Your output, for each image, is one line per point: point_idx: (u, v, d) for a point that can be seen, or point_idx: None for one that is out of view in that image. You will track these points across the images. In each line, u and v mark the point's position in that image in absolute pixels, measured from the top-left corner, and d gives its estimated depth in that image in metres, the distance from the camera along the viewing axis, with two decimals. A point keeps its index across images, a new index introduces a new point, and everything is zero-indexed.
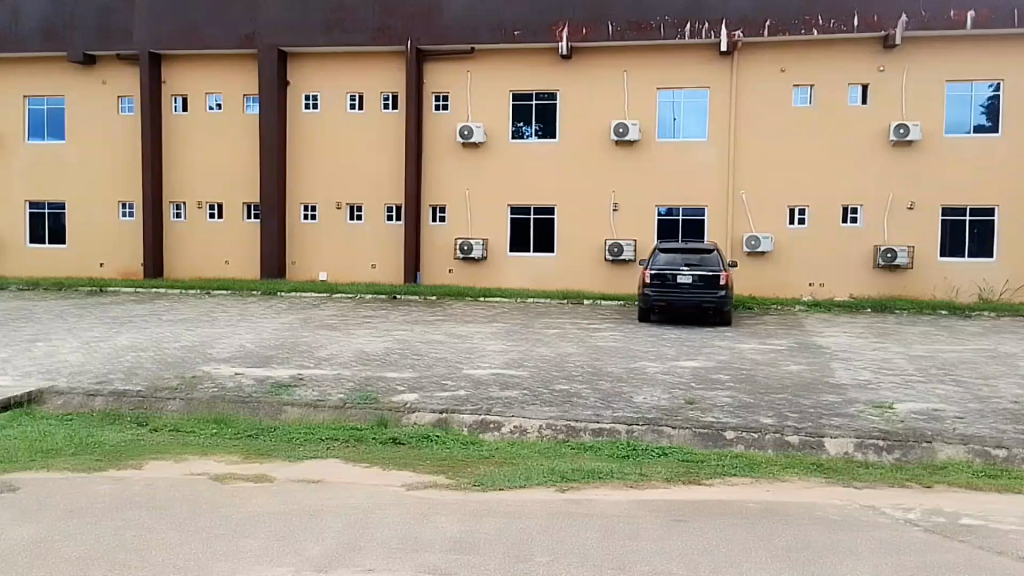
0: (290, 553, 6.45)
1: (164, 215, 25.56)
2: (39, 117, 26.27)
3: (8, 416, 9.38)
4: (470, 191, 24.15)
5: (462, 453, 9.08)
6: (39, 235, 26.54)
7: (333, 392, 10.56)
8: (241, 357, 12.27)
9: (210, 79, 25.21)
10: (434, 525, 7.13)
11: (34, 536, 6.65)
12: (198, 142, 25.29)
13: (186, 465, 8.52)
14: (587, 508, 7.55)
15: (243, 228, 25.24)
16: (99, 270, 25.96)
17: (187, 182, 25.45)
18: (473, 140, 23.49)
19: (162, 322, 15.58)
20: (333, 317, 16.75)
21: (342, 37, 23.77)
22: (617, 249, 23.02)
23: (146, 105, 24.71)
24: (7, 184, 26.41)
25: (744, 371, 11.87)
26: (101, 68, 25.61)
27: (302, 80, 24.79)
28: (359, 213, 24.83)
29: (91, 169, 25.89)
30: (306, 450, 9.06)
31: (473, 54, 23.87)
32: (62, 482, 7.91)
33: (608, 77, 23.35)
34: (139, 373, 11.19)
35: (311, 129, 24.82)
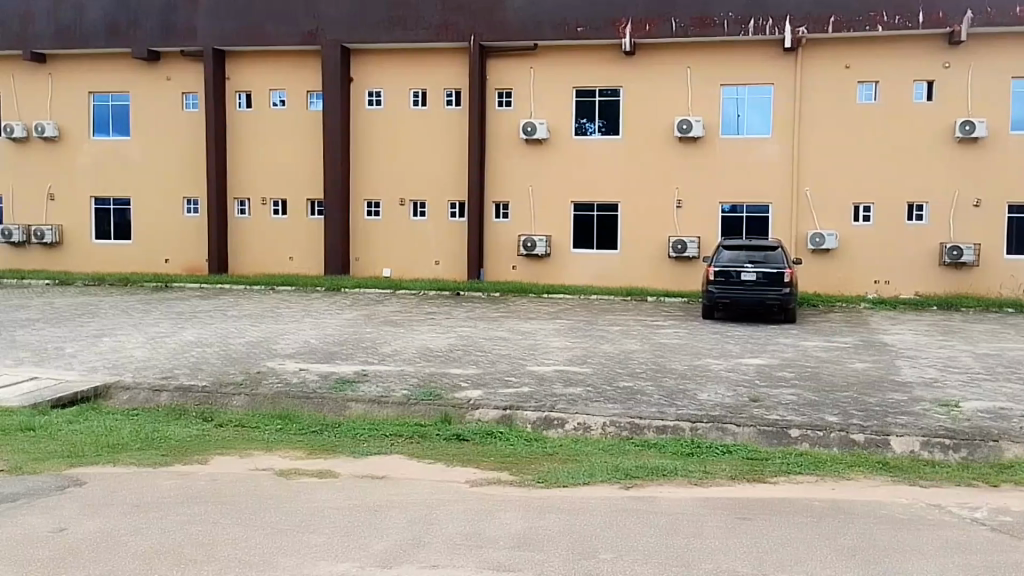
0: (355, 548, 6.44)
1: (229, 211, 25.71)
2: (104, 113, 26.44)
3: (76, 411, 9.49)
4: (533, 186, 24.19)
5: (527, 450, 9.03)
6: (104, 230, 26.69)
7: (397, 388, 10.56)
8: (306, 353, 12.28)
9: (271, 76, 25.28)
10: (499, 521, 7.11)
11: (102, 530, 6.68)
12: (261, 139, 25.40)
13: (253, 460, 8.51)
14: (652, 506, 7.47)
15: (307, 224, 25.35)
16: (164, 266, 26.16)
17: (251, 179, 25.59)
18: (536, 136, 23.56)
19: (225, 318, 15.62)
20: (397, 313, 16.75)
21: (405, 34, 23.77)
22: (681, 246, 23.02)
23: (211, 100, 24.81)
24: (72, 179, 26.56)
25: (808, 369, 11.80)
26: (164, 65, 25.75)
27: (366, 76, 24.84)
28: (422, 210, 24.87)
29: (154, 165, 26.03)
30: (370, 446, 9.01)
31: (535, 51, 23.86)
32: (130, 477, 7.92)
33: (669, 74, 23.33)
34: (204, 369, 11.23)
35: (374, 126, 24.87)
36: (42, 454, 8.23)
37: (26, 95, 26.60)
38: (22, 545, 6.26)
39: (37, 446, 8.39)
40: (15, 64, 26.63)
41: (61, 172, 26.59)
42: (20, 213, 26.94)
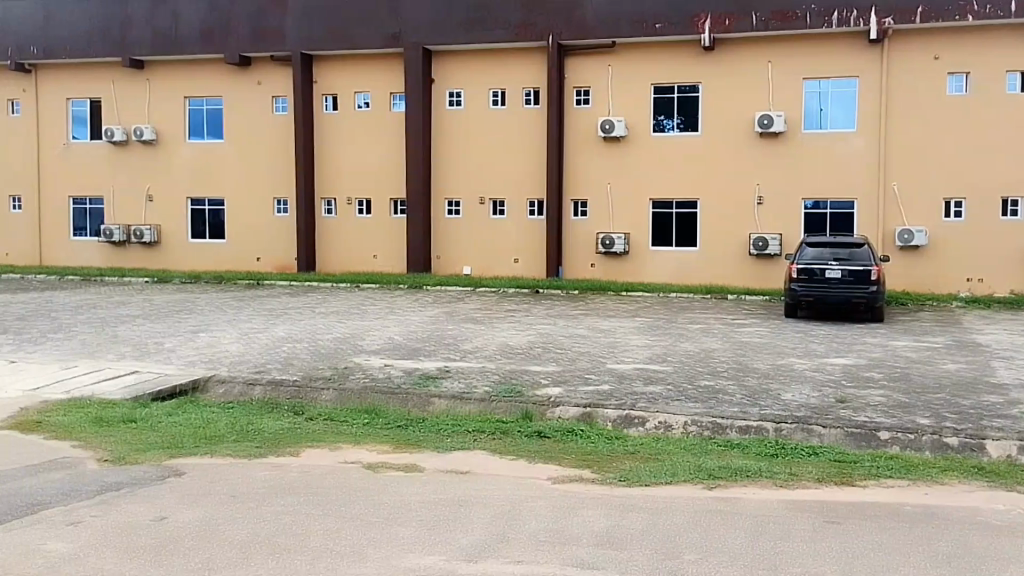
0: (442, 542, 6.54)
1: (317, 210, 26.37)
2: (198, 117, 27.47)
3: (176, 403, 9.91)
4: (612, 184, 24.19)
5: (608, 448, 9.00)
6: (199, 230, 27.71)
7: (479, 384, 10.66)
8: (390, 350, 12.49)
9: (354, 79, 25.91)
10: (582, 518, 7.11)
11: (202, 519, 6.94)
12: (344, 140, 26.03)
13: (342, 453, 8.69)
14: (738, 507, 7.36)
15: (390, 223, 25.88)
16: (256, 264, 26.97)
17: (336, 180, 26.21)
18: (614, 134, 23.57)
19: (313, 314, 16.02)
20: (479, 311, 16.93)
21: (484, 35, 24.09)
22: (762, 243, 22.70)
23: (299, 103, 25.57)
24: (169, 181, 27.68)
25: (898, 370, 11.47)
26: (254, 70, 26.62)
27: (447, 77, 25.20)
28: (501, 208, 25.11)
29: (243, 167, 26.94)
30: (454, 441, 9.10)
31: (613, 49, 23.91)
32: (226, 469, 8.13)
33: (748, 69, 23.05)
34: (294, 364, 11.53)
35: (453, 126, 25.23)
36: (144, 444, 8.58)
37: (124, 101, 27.80)
38: (127, 532, 6.58)
39: (140, 437, 8.75)
40: (114, 71, 27.87)
41: (156, 175, 27.73)
42: (121, 213, 28.16)
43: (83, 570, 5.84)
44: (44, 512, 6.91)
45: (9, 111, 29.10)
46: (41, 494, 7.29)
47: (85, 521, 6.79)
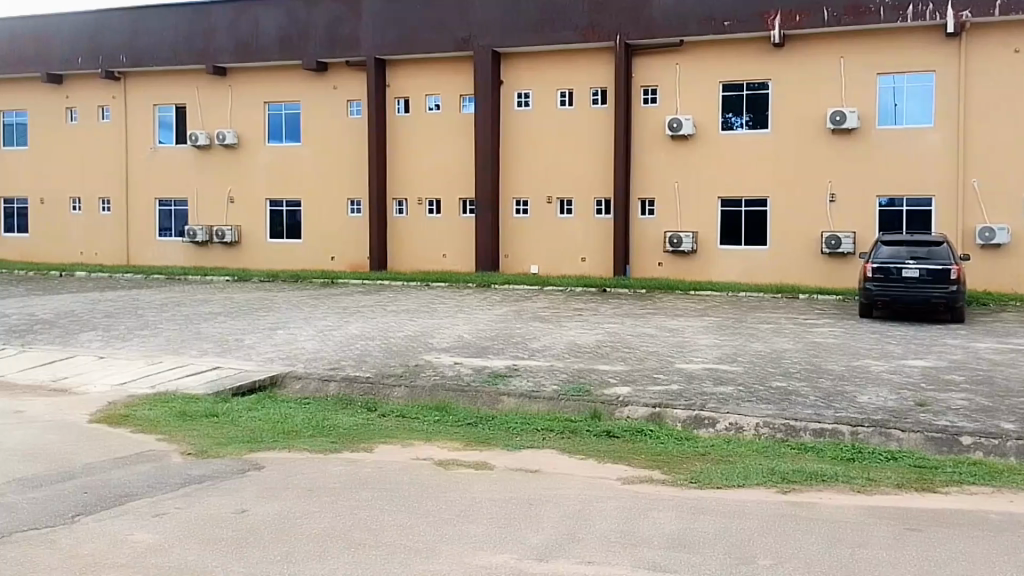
0: (511, 540, 6.55)
1: (389, 211, 26.95)
2: (277, 122, 28.36)
3: (254, 399, 10.22)
4: (680, 183, 24.10)
5: (678, 449, 8.89)
6: (277, 231, 28.53)
7: (547, 383, 10.67)
8: (460, 348, 12.63)
9: (423, 82, 26.48)
10: (653, 520, 7.03)
11: (283, 512, 7.11)
12: (414, 142, 26.56)
13: (414, 449, 8.79)
14: (813, 513, 7.16)
15: (459, 223, 26.30)
16: (330, 263, 27.69)
17: (406, 181, 26.74)
18: (682, 132, 23.51)
19: (385, 312, 16.30)
20: (546, 309, 17.01)
21: (551, 37, 24.36)
22: (835, 241, 22.35)
23: (374, 107, 26.26)
24: (250, 183, 28.60)
25: (981, 372, 11.05)
26: (331, 75, 27.45)
27: (516, 78, 25.53)
28: (569, 207, 25.23)
29: (318, 169, 27.73)
30: (524, 439, 9.12)
31: (681, 47, 23.88)
32: (303, 463, 8.31)
33: (817, 65, 22.76)
34: (367, 361, 11.75)
35: (521, 127, 25.50)
36: (225, 438, 8.82)
37: (208, 106, 28.94)
38: (210, 524, 6.79)
39: (221, 431, 9.01)
40: (197, 78, 29.07)
41: (238, 177, 28.70)
42: (205, 214, 29.23)
43: (168, 561, 6.04)
44: (130, 503, 7.18)
45: (99, 117, 30.53)
46: (129, 485, 7.58)
47: (169, 513, 7.02)
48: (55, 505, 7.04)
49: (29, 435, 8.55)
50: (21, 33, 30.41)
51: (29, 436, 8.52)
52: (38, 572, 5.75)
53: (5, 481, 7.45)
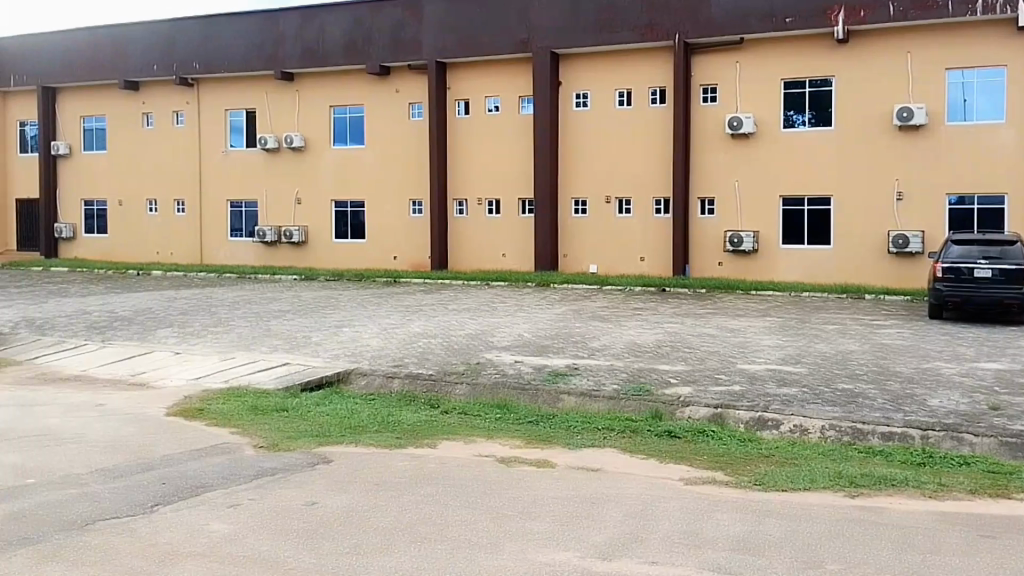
0: (573, 538, 6.56)
1: (449, 211, 27.34)
2: (342, 125, 29.04)
3: (322, 394, 10.49)
4: (741, 182, 23.94)
5: (742, 450, 8.78)
6: (342, 231, 29.21)
7: (607, 383, 10.67)
8: (521, 347, 12.72)
9: (482, 84, 26.82)
10: (716, 522, 6.94)
11: (352, 505, 7.26)
12: (473, 144, 26.91)
13: (476, 446, 8.88)
14: (882, 517, 6.98)
15: (518, 223, 26.55)
16: (393, 263, 28.24)
17: (466, 183, 27.09)
18: (743, 130, 23.35)
19: (445, 311, 16.50)
20: (605, 309, 17.01)
21: (610, 37, 24.46)
22: (902, 240, 21.97)
23: (435, 109, 26.67)
24: (316, 185, 29.36)
25: None
26: (394, 79, 28.01)
27: (574, 79, 25.68)
28: (628, 206, 25.25)
29: (381, 171, 28.32)
30: (585, 438, 9.13)
31: (742, 45, 23.74)
32: (370, 457, 8.48)
33: (881, 62, 22.42)
34: (429, 358, 11.93)
35: (579, 127, 25.62)
36: (295, 432, 9.06)
37: (276, 110, 29.80)
38: (282, 515, 6.97)
39: (291, 426, 9.24)
40: (266, 84, 29.98)
41: (306, 179, 29.47)
42: (273, 215, 30.06)
43: (241, 551, 6.22)
44: (206, 494, 7.43)
45: (174, 123, 31.67)
46: (205, 477, 7.84)
47: (243, 504, 7.23)
48: (137, 494, 7.34)
49: (111, 427, 8.93)
50: (99, 43, 31.80)
51: (111, 428, 8.90)
52: (121, 558, 6.00)
53: (88, 471, 7.80)
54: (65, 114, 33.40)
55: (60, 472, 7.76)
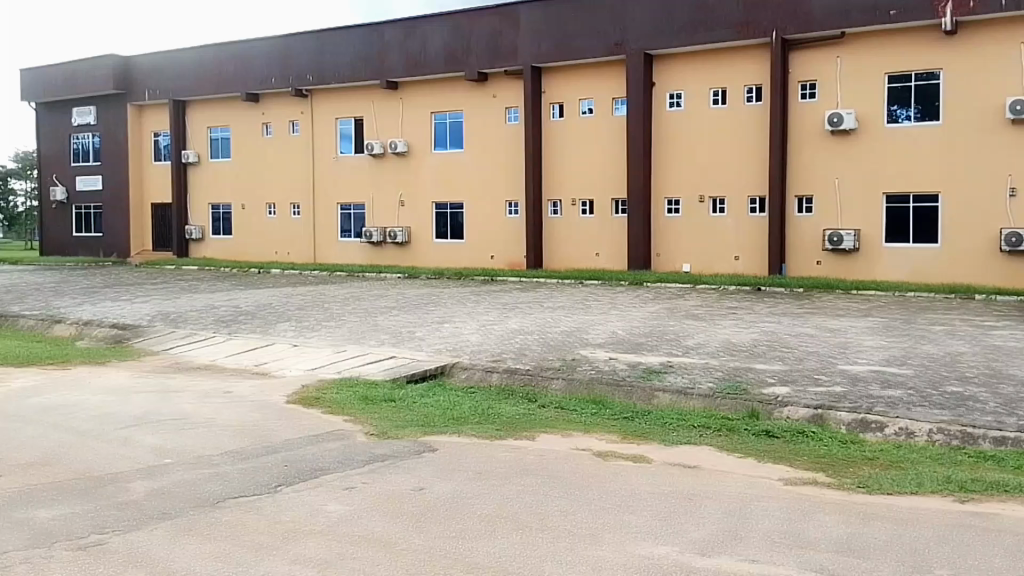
0: (673, 534, 6.66)
1: (544, 212, 27.95)
2: (443, 130, 30.16)
3: (428, 385, 11.06)
4: (841, 180, 23.33)
5: (843, 451, 8.64)
6: (442, 231, 30.44)
7: (702, 381, 10.75)
8: (616, 343, 12.93)
9: (576, 87, 27.26)
10: (818, 523, 6.85)
11: (458, 492, 7.65)
12: (567, 146, 27.44)
13: (573, 440, 9.14)
14: (996, 524, 6.72)
15: (614, 223, 26.80)
16: (490, 262, 29.15)
17: (562, 184, 27.62)
18: (843, 127, 22.73)
19: (541, 308, 16.91)
20: (699, 308, 16.86)
21: (705, 36, 24.27)
22: (1016, 239, 20.90)
23: (530, 112, 27.36)
24: (418, 189, 30.72)
25: None
26: (491, 84, 28.76)
27: (668, 79, 25.71)
28: (722, 206, 25.08)
29: (478, 173, 29.33)
30: (680, 435, 9.20)
31: (842, 40, 23.09)
32: (473, 446, 8.90)
33: (993, 53, 21.34)
34: (527, 354, 12.31)
35: (673, 126, 25.64)
36: (403, 421, 9.57)
37: (382, 117, 31.26)
38: (394, 499, 7.42)
39: (398, 415, 9.78)
40: (370, 92, 31.48)
41: (410, 183, 30.87)
42: (380, 217, 31.63)
43: (357, 530, 6.69)
44: (324, 477, 7.98)
45: (289, 131, 33.60)
46: (323, 460, 8.42)
47: (356, 487, 7.74)
48: (260, 475, 7.98)
49: (239, 413, 9.70)
50: (222, 58, 34.21)
51: (238, 413, 9.68)
52: (250, 534, 6.57)
53: (219, 453, 8.52)
54: (194, 125, 36.09)
55: (194, 453, 8.51)
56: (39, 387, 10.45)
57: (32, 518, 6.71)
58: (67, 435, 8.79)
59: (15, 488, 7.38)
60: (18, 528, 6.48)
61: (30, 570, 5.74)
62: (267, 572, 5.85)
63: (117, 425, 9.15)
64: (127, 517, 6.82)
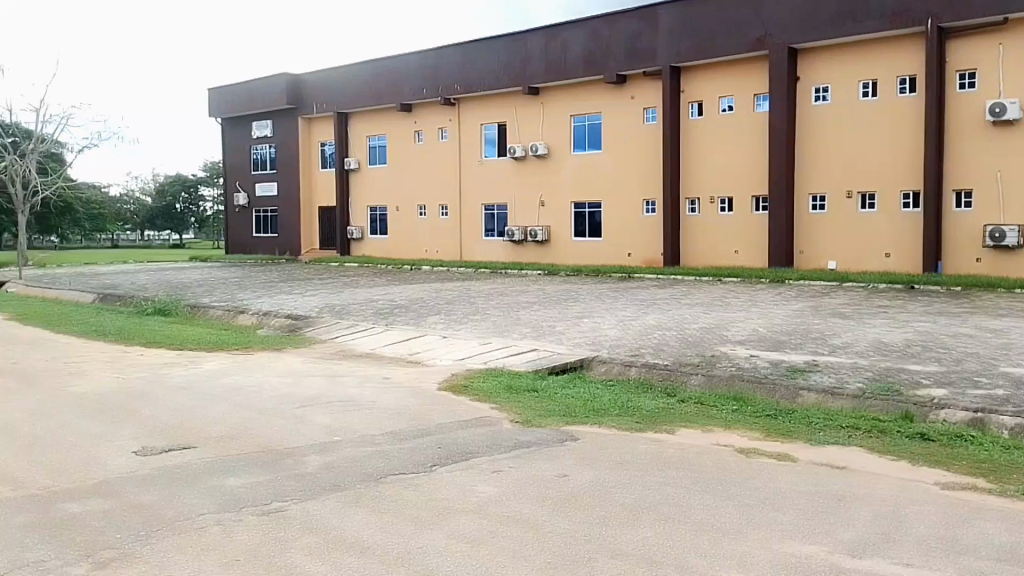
0: (821, 533, 6.53)
1: (681, 210, 28.61)
2: (581, 132, 31.60)
3: (569, 376, 11.57)
4: (1004, 173, 22.24)
5: (1007, 457, 8.17)
6: (580, 230, 31.92)
7: (851, 381, 10.54)
8: (757, 341, 12.87)
9: (716, 85, 27.61)
10: (979, 530, 6.55)
11: (600, 480, 7.90)
12: (705, 144, 27.90)
13: (714, 436, 9.21)
14: None
15: (754, 221, 26.88)
16: (626, 259, 30.14)
17: (700, 181, 28.12)
18: (1006, 117, 21.78)
19: (678, 305, 17.08)
20: (846, 306, 16.39)
21: (855, 27, 23.84)
22: None
23: (668, 112, 28.04)
24: (557, 189, 32.31)
25: None
26: (629, 86, 29.76)
27: (813, 73, 25.49)
28: (871, 201, 24.57)
29: (614, 173, 30.46)
30: (828, 436, 9.06)
31: (1006, 25, 22.08)
32: (613, 437, 9.22)
33: None
34: (665, 349, 12.53)
35: (817, 121, 25.44)
36: (547, 410, 10.08)
37: (522, 122, 33.16)
38: (540, 483, 7.81)
39: (541, 405, 10.29)
40: (511, 99, 33.51)
41: (548, 183, 32.54)
42: (521, 218, 33.60)
43: (505, 511, 7.07)
44: (475, 459, 8.54)
45: (438, 137, 36.37)
46: (472, 444, 9.00)
47: (504, 470, 8.20)
48: (417, 455, 8.65)
49: (398, 397, 10.56)
50: (378, 72, 37.51)
51: (397, 398, 10.52)
52: (410, 508, 7.12)
53: (382, 433, 9.32)
54: (354, 134, 39.84)
55: (359, 432, 9.36)
56: (225, 369, 11.82)
57: (224, 485, 7.62)
58: (253, 412, 9.94)
59: (211, 458, 8.42)
60: (213, 493, 7.37)
61: (222, 531, 6.48)
62: (427, 544, 6.30)
63: (294, 404, 10.26)
64: (303, 488, 7.59)
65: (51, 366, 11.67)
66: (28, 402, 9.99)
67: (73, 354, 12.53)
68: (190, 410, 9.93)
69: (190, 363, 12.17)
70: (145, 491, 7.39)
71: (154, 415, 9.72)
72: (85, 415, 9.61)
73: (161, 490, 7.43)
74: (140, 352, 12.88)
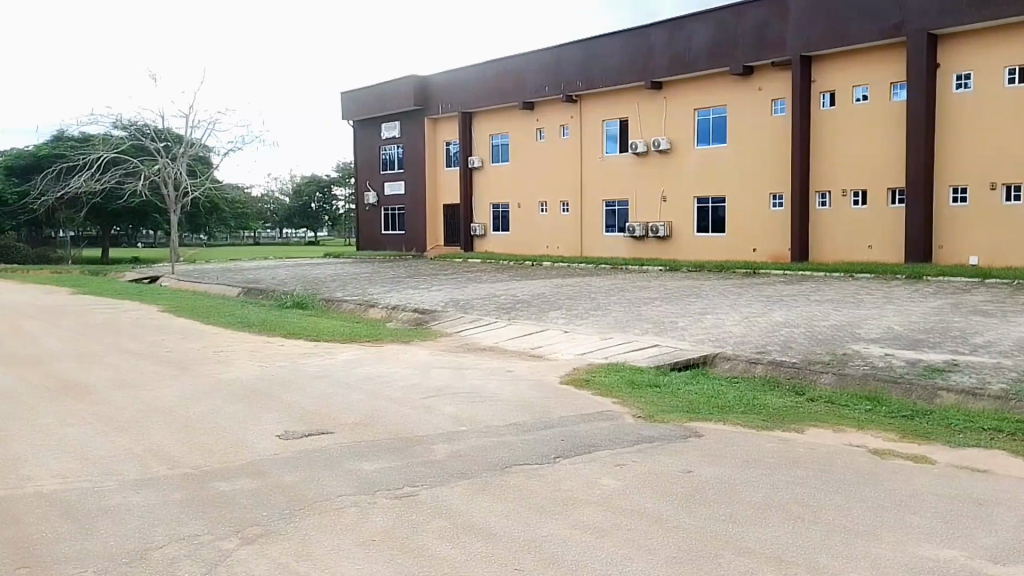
0: (959, 538, 6.28)
1: (811, 204, 28.21)
2: (705, 126, 31.63)
3: (693, 372, 11.64)
4: None
5: None
6: (704, 225, 31.91)
7: (994, 381, 10.12)
8: (891, 338, 12.53)
9: (851, 75, 27.09)
10: None
11: (729, 476, 7.85)
12: (842, 136, 27.32)
13: (846, 434, 9.07)
14: None
15: (889, 214, 26.27)
16: (752, 255, 30.01)
17: (832, 175, 27.66)
18: None
19: (806, 302, 16.73)
20: (990, 304, 15.52)
21: (1002, 10, 23.00)
22: None
23: (798, 103, 27.73)
24: (680, 183, 32.47)
25: None
26: (757, 78, 29.58)
27: (954, 60, 24.74)
28: (1019, 192, 23.81)
29: (739, 167, 30.32)
30: (968, 437, 8.73)
31: None
32: (739, 433, 9.19)
33: None
34: (793, 347, 12.42)
35: (959, 109, 24.67)
36: (669, 406, 10.16)
37: (646, 118, 33.50)
38: (667, 478, 7.82)
39: (664, 401, 10.38)
40: (634, 94, 33.91)
41: (671, 178, 32.75)
42: (643, 213, 33.89)
43: (632, 504, 7.11)
44: (598, 452, 8.65)
45: (560, 134, 37.31)
46: (596, 437, 9.13)
47: (628, 464, 8.25)
48: (541, 446, 8.84)
49: (519, 390, 10.89)
50: (501, 72, 38.82)
51: (523, 391, 10.85)
52: (537, 497, 7.31)
53: (506, 424, 9.61)
54: (479, 133, 41.34)
55: (484, 422, 9.68)
56: (358, 360, 12.49)
57: (360, 469, 8.03)
58: (386, 401, 10.46)
59: (348, 442, 8.90)
60: (351, 477, 7.76)
61: (359, 512, 6.83)
62: (552, 532, 6.45)
63: (423, 394, 10.75)
64: (432, 474, 7.88)
65: (202, 356, 12.57)
66: (179, 387, 10.85)
67: (220, 343, 13.53)
68: (330, 397, 10.55)
69: (327, 353, 12.92)
70: (286, 472, 7.87)
71: (294, 402, 10.36)
72: (233, 401, 10.35)
73: (300, 472, 7.88)
74: (280, 342, 13.76)
